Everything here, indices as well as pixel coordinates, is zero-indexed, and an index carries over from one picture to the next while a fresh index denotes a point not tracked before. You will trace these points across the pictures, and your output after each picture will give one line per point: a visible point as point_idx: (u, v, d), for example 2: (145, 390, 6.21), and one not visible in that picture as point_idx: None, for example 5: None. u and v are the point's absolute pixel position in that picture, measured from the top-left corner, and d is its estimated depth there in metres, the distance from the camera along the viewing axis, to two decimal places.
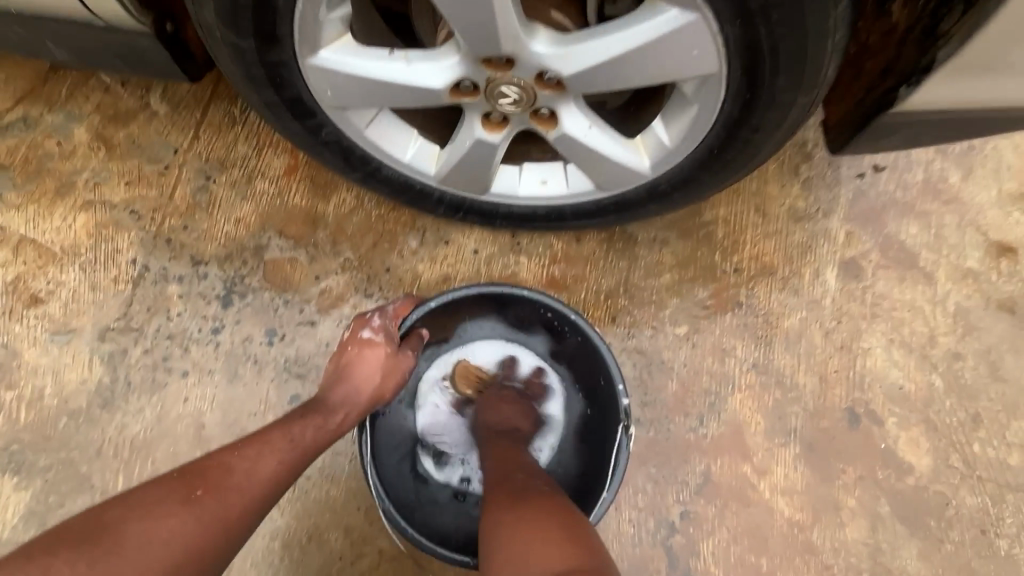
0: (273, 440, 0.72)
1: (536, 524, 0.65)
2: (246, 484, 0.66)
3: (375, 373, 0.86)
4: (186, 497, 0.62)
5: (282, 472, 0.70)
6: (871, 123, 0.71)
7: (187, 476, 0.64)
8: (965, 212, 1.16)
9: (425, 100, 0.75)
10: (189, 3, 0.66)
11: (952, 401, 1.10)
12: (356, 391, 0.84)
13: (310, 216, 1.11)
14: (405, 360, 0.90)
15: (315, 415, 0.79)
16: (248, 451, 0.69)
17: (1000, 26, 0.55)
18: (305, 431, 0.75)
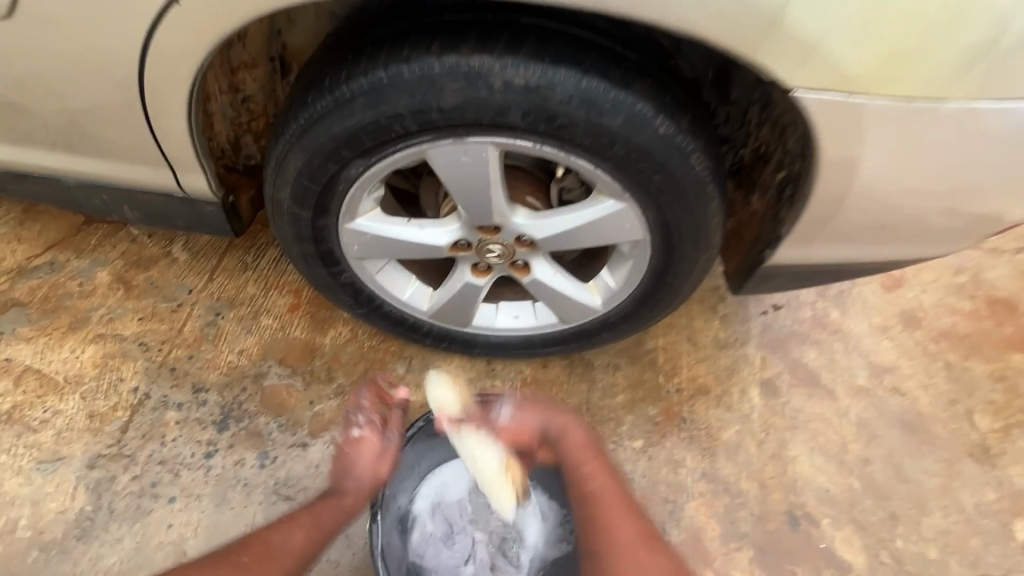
0: (300, 522, 0.95)
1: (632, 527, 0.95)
2: (282, 557, 0.89)
3: (369, 464, 1.01)
4: (236, 562, 0.86)
5: (310, 542, 0.93)
6: (755, 272, 0.98)
7: (250, 542, 0.90)
8: (848, 340, 1.46)
9: (430, 253, 0.98)
10: (269, 185, 0.90)
11: (871, 501, 1.28)
12: (360, 483, 1.01)
13: (308, 347, 1.25)
14: (391, 444, 1.04)
15: (329, 506, 0.98)
16: (285, 529, 0.93)
17: (812, 217, 0.83)
18: (324, 514, 0.97)
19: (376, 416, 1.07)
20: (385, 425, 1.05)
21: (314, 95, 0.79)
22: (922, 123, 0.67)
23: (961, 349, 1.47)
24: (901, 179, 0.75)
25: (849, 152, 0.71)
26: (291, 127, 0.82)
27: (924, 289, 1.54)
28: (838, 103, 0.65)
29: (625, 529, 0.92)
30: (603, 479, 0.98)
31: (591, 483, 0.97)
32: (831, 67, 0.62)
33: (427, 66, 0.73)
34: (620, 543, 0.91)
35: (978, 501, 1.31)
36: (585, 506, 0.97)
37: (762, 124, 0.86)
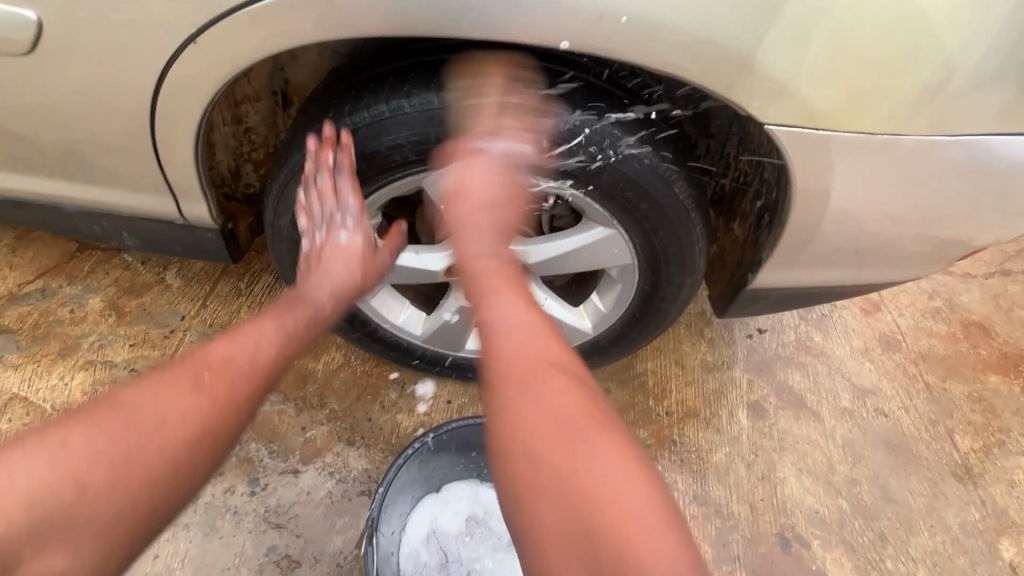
0: (250, 337, 0.78)
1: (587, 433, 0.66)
2: (241, 372, 0.74)
3: (349, 253, 0.89)
4: (193, 381, 0.71)
5: (286, 351, 0.80)
6: (738, 295, 1.01)
7: (194, 364, 0.73)
8: (831, 362, 1.50)
9: (424, 278, 1.02)
10: (269, 213, 0.93)
11: (859, 522, 1.30)
12: (336, 280, 0.88)
13: (300, 373, 1.25)
14: (362, 237, 0.89)
15: (298, 309, 0.85)
16: (232, 346, 0.76)
17: (790, 242, 0.87)
18: (285, 325, 0.81)
19: (349, 197, 0.86)
20: (359, 217, 0.88)
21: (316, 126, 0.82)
22: (885, 154, 0.72)
23: (939, 371, 1.52)
24: (869, 205, 0.80)
25: (820, 180, 0.76)
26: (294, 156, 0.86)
27: (902, 313, 1.60)
28: (806, 137, 0.70)
29: (541, 411, 0.67)
30: (514, 331, 0.73)
31: (515, 361, 0.71)
32: (799, 104, 0.67)
33: (425, 101, 0.77)
34: (521, 376, 0.69)
35: (963, 521, 1.33)
36: (501, 374, 0.70)
37: (741, 155, 0.91)
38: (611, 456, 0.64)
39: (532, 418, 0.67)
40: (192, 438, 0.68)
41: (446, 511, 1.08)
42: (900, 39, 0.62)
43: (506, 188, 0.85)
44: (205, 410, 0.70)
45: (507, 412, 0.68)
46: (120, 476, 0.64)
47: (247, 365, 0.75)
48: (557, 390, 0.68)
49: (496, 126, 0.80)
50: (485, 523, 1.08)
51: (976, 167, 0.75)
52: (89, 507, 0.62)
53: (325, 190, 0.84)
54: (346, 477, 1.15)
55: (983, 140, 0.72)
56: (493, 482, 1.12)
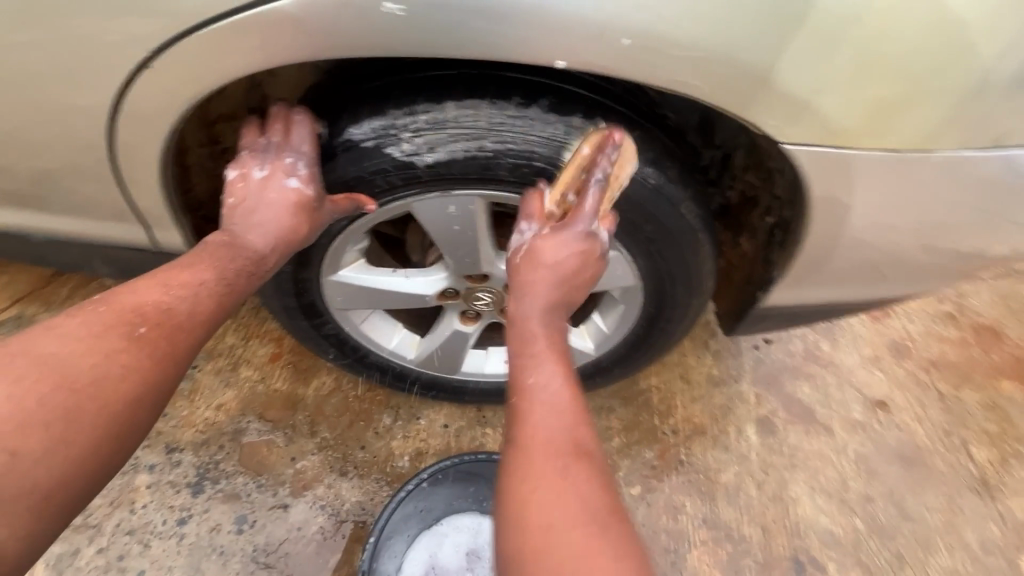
0: (175, 282, 0.70)
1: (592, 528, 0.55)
2: (185, 318, 0.69)
3: (283, 199, 0.76)
4: (129, 333, 0.64)
5: (227, 301, 0.73)
6: (747, 314, 0.97)
7: (123, 314, 0.66)
8: (841, 373, 1.45)
9: (416, 302, 0.96)
10: None
11: (875, 542, 1.25)
12: (267, 232, 0.76)
13: (289, 399, 1.20)
14: (311, 181, 0.77)
15: (227, 253, 0.75)
16: (165, 289, 0.69)
17: (803, 261, 0.82)
18: (219, 272, 0.74)
19: (300, 131, 0.77)
20: (311, 162, 0.77)
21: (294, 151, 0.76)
22: (912, 169, 0.67)
23: (951, 379, 1.47)
24: (893, 221, 0.74)
25: (842, 196, 0.71)
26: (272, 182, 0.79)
27: (911, 319, 1.55)
28: (828, 154, 0.65)
29: (567, 500, 0.57)
30: (544, 409, 0.62)
31: (539, 442, 0.60)
32: (819, 122, 0.62)
33: (411, 124, 0.72)
34: (547, 453, 0.59)
35: (982, 538, 1.28)
36: (514, 460, 0.60)
37: (749, 167, 0.85)
38: (619, 562, 0.53)
39: (551, 512, 0.56)
40: (136, 394, 0.63)
41: (444, 551, 1.02)
42: (930, 51, 0.57)
43: (595, 260, 0.74)
44: (143, 364, 0.64)
45: (525, 499, 0.57)
46: (59, 442, 0.57)
47: (182, 317, 0.68)
48: (580, 480, 0.58)
49: (580, 186, 0.71)
50: (484, 558, 1.02)
51: (1007, 180, 0.70)
52: (13, 483, 0.54)
53: (276, 119, 0.77)
54: (338, 511, 1.09)
55: (1017, 151, 0.67)
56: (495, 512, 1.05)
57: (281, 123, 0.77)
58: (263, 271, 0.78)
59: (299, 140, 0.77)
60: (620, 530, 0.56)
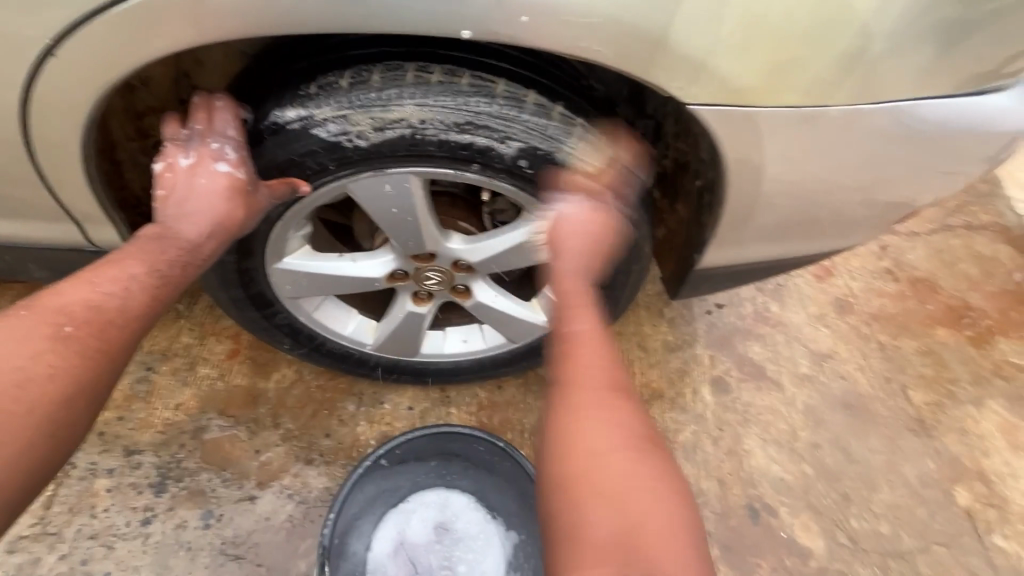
0: (103, 279, 0.71)
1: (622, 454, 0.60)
2: (118, 313, 0.69)
3: (216, 185, 0.77)
4: (56, 334, 0.65)
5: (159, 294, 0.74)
6: (688, 277, 1.01)
7: (49, 316, 0.66)
8: (789, 331, 1.52)
9: (366, 286, 0.98)
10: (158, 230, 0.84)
11: (824, 485, 1.33)
12: (201, 217, 0.77)
13: (250, 394, 1.20)
14: (240, 164, 0.78)
15: (159, 245, 0.76)
16: (94, 289, 0.70)
17: (729, 220, 0.87)
18: (147, 267, 0.74)
19: (224, 118, 0.78)
20: (237, 146, 0.79)
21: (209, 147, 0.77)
22: (813, 123, 0.72)
23: (890, 329, 1.56)
24: (803, 175, 0.80)
25: (752, 153, 0.75)
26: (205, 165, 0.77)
27: (853, 276, 1.64)
28: (732, 113, 0.69)
29: (606, 433, 0.61)
30: (589, 351, 0.65)
31: (586, 381, 0.63)
32: (719, 83, 0.66)
33: (332, 105, 0.74)
34: (592, 393, 0.63)
35: (920, 473, 1.38)
36: (564, 393, 0.64)
37: (680, 134, 0.89)
38: (660, 497, 0.58)
39: (597, 441, 0.60)
40: (68, 393, 0.63)
41: (411, 527, 1.04)
42: (811, 9, 0.61)
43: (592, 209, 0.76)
44: (72, 361, 0.64)
45: (581, 430, 0.61)
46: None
47: (112, 312, 0.69)
48: (621, 415, 0.62)
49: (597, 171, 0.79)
50: (452, 529, 1.04)
51: (900, 131, 0.76)
52: None
53: (198, 108, 0.78)
54: (306, 499, 1.10)
55: (905, 103, 0.73)
56: (461, 486, 1.08)
57: (203, 113, 0.78)
58: (200, 259, 0.79)
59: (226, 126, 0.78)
60: (661, 464, 0.61)
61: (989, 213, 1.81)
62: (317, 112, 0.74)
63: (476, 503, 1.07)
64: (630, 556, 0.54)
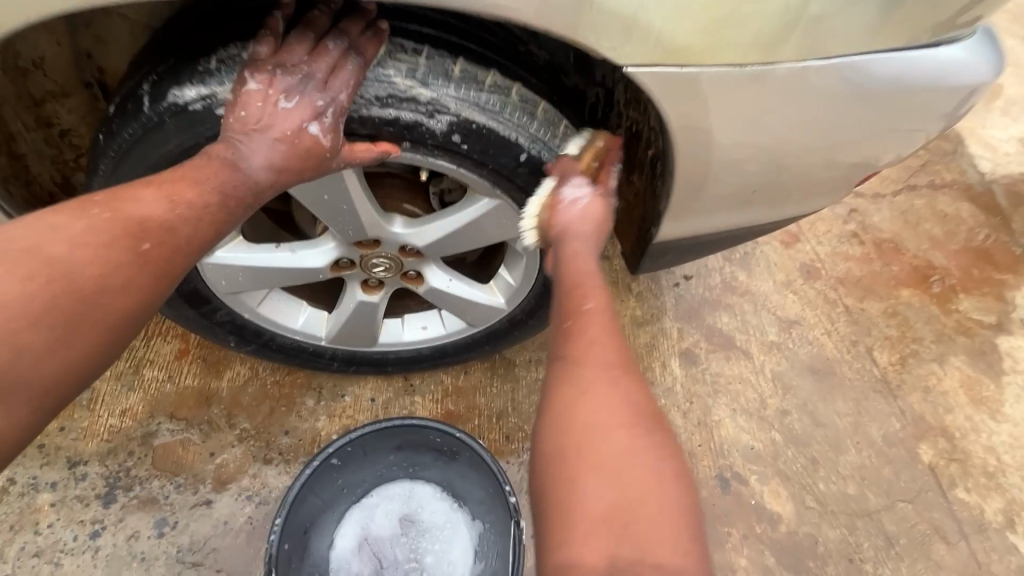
0: (182, 199, 0.63)
1: (625, 423, 0.58)
2: (183, 243, 0.63)
3: (285, 127, 0.66)
4: (133, 245, 0.60)
5: (174, 265, 0.63)
6: (647, 252, 0.97)
7: (122, 222, 0.60)
8: (757, 299, 1.51)
9: (310, 277, 0.93)
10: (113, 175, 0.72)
11: (792, 450, 1.34)
12: (260, 163, 0.67)
13: (202, 395, 1.14)
14: (347, 98, 0.66)
15: (229, 172, 0.66)
16: (119, 222, 0.60)
17: (682, 191, 0.83)
18: (185, 220, 0.63)
19: (299, 50, 0.65)
20: (330, 77, 0.65)
21: (123, 118, 0.67)
22: (757, 83, 0.70)
23: (856, 293, 1.57)
24: (755, 141, 0.77)
25: (700, 119, 0.72)
26: (126, 128, 0.67)
27: (819, 241, 1.63)
28: (670, 75, 0.67)
29: (613, 398, 0.59)
30: (596, 330, 0.64)
31: (599, 350, 0.63)
32: (652, 42, 0.63)
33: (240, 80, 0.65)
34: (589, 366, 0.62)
35: (886, 433, 1.40)
36: (563, 370, 0.62)
37: (630, 103, 0.83)
38: (661, 486, 0.54)
39: (603, 405, 0.59)
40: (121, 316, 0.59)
41: (373, 522, 1.01)
42: None
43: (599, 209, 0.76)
44: (138, 281, 0.60)
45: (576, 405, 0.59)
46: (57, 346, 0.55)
47: (110, 283, 0.58)
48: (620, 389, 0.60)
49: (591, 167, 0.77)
50: (418, 521, 1.02)
51: (849, 89, 0.74)
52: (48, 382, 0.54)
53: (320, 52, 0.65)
54: (265, 499, 1.07)
55: (848, 58, 0.71)
56: (426, 477, 1.05)
57: (276, 41, 0.65)
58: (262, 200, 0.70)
59: (353, 56, 0.65)
60: (668, 458, 0.57)
61: (951, 172, 1.82)
62: (221, 90, 0.65)
63: (441, 492, 1.04)
64: (618, 531, 0.52)
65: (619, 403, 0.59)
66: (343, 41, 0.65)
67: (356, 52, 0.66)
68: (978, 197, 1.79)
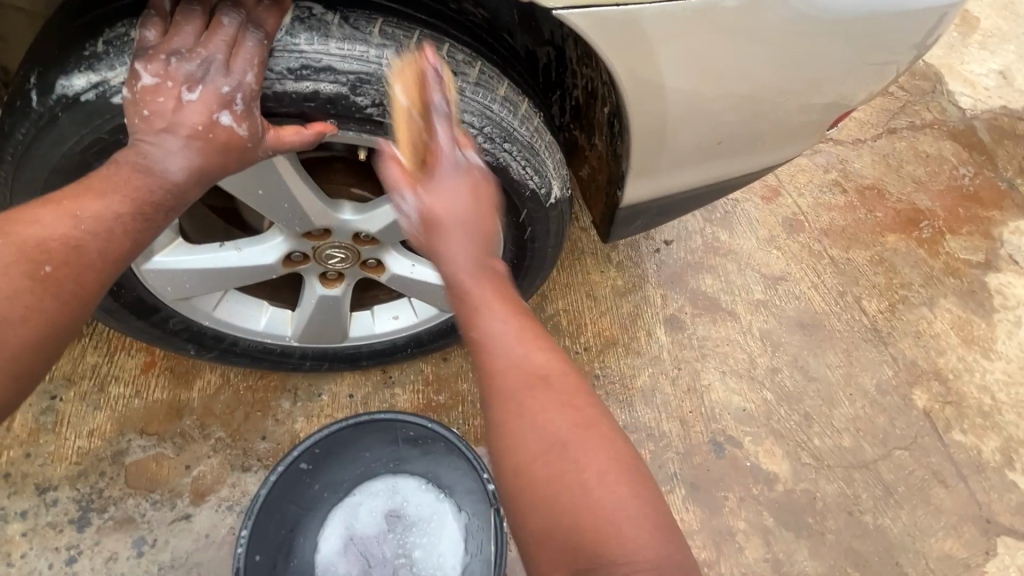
0: (87, 212, 0.58)
1: (543, 433, 0.52)
2: (93, 258, 0.58)
3: (193, 121, 0.60)
4: (32, 271, 0.54)
5: (89, 284, 0.58)
6: (616, 217, 0.92)
7: (23, 247, 0.55)
8: (740, 258, 1.47)
9: (263, 275, 0.88)
10: (18, 188, 0.66)
11: (785, 408, 1.32)
12: (177, 163, 0.61)
13: (172, 407, 1.10)
14: (255, 79, 0.60)
15: (137, 179, 0.60)
16: (14, 247, 0.54)
17: (641, 145, 0.78)
18: (94, 234, 0.58)
19: (190, 29, 0.59)
20: (231, 56, 0.59)
21: (14, 117, 0.62)
22: (704, 23, 0.65)
23: (841, 242, 1.53)
24: (714, 88, 0.72)
25: (650, 70, 0.67)
26: (19, 128, 0.62)
27: (801, 193, 1.58)
28: (609, 16, 0.61)
29: (532, 427, 0.52)
30: (504, 339, 0.55)
31: (507, 376, 0.54)
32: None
33: (135, 66, 0.59)
34: (504, 387, 0.54)
35: (879, 382, 1.37)
36: (489, 401, 0.55)
37: (582, 59, 0.78)
38: (599, 471, 0.50)
39: (529, 428, 0.52)
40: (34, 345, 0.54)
41: (356, 523, 0.98)
42: None
43: (486, 191, 0.61)
44: (51, 306, 0.55)
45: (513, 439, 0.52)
46: None
47: (14, 310, 0.53)
48: (542, 401, 0.53)
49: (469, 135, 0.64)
50: (404, 516, 0.99)
51: (807, 21, 0.69)
52: None
53: (214, 30, 0.59)
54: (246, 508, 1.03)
55: None
56: (410, 469, 1.02)
57: (165, 21, 0.59)
58: (189, 200, 0.64)
59: (252, 30, 0.60)
60: (595, 439, 0.52)
61: (932, 111, 1.77)
62: (113, 76, 0.59)
63: (426, 485, 1.01)
64: (578, 546, 0.48)
65: (533, 417, 0.53)
66: (239, 15, 0.59)
67: (256, 24, 0.60)
68: (960, 135, 1.74)
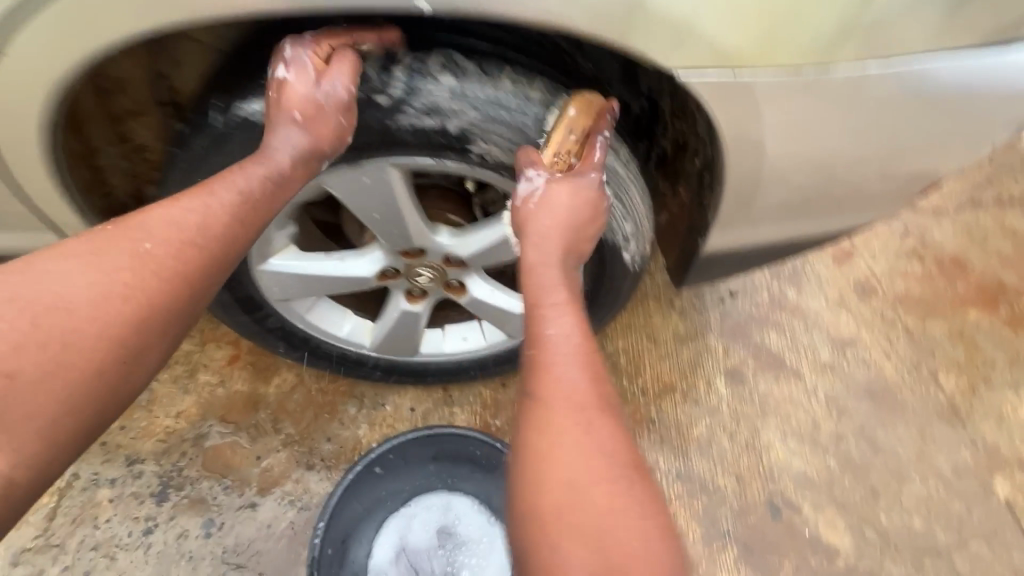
0: (188, 200, 0.66)
1: (584, 449, 0.59)
2: (192, 237, 0.65)
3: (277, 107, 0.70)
4: (135, 252, 0.62)
5: (182, 261, 0.64)
6: (693, 263, 0.94)
7: (131, 231, 0.63)
8: (808, 317, 1.44)
9: (357, 286, 0.95)
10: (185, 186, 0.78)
11: (849, 478, 1.26)
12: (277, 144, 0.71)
13: (250, 400, 1.17)
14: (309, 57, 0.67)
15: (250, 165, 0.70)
16: (124, 234, 0.63)
17: (730, 199, 0.81)
18: (189, 216, 0.65)
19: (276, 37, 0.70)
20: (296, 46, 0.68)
21: (194, 130, 0.74)
22: (811, 93, 0.68)
23: (918, 312, 1.47)
24: (808, 151, 0.75)
25: (752, 131, 0.71)
26: (198, 140, 0.74)
27: (876, 258, 1.53)
28: (722, 82, 0.66)
29: (580, 453, 0.59)
30: (559, 366, 0.63)
31: (558, 402, 0.62)
32: (705, 45, 0.63)
33: None
34: (558, 410, 0.61)
35: (955, 463, 1.30)
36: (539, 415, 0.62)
37: (676, 113, 0.81)
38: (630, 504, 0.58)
39: (579, 453, 0.59)
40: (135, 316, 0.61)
41: (409, 536, 1.01)
42: None
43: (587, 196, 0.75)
44: (148, 281, 0.62)
45: (541, 466, 0.60)
46: (69, 356, 0.58)
47: (116, 285, 0.61)
48: (592, 432, 0.60)
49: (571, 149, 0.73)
50: (455, 533, 1.02)
51: (909, 96, 0.71)
52: (42, 392, 0.57)
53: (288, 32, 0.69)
54: (307, 505, 1.09)
55: (908, 66, 0.69)
56: (464, 489, 1.04)
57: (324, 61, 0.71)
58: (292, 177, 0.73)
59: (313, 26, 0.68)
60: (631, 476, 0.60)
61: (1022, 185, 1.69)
62: None
63: (479, 506, 1.03)
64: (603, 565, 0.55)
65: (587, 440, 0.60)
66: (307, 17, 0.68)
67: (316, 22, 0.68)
68: None
